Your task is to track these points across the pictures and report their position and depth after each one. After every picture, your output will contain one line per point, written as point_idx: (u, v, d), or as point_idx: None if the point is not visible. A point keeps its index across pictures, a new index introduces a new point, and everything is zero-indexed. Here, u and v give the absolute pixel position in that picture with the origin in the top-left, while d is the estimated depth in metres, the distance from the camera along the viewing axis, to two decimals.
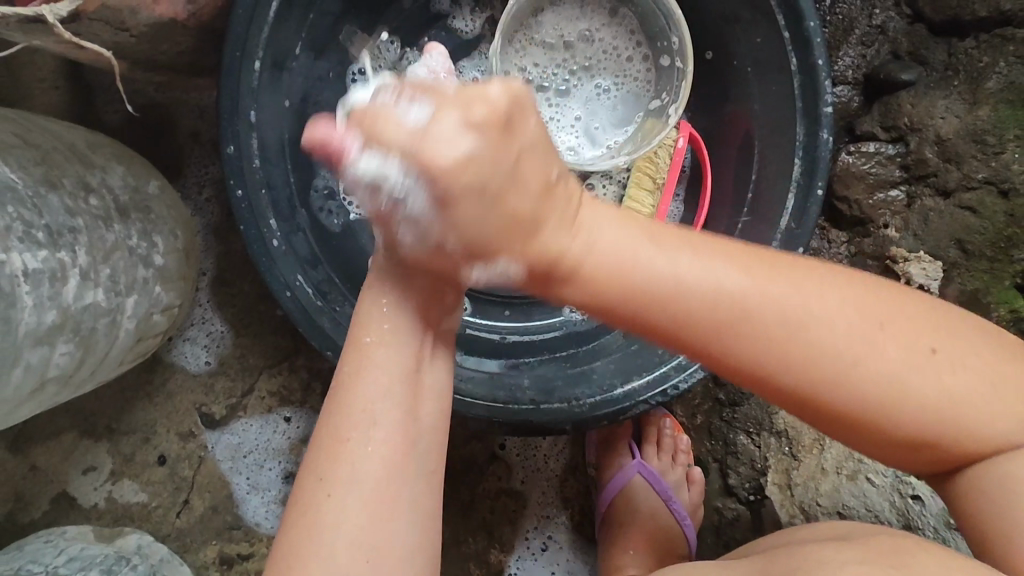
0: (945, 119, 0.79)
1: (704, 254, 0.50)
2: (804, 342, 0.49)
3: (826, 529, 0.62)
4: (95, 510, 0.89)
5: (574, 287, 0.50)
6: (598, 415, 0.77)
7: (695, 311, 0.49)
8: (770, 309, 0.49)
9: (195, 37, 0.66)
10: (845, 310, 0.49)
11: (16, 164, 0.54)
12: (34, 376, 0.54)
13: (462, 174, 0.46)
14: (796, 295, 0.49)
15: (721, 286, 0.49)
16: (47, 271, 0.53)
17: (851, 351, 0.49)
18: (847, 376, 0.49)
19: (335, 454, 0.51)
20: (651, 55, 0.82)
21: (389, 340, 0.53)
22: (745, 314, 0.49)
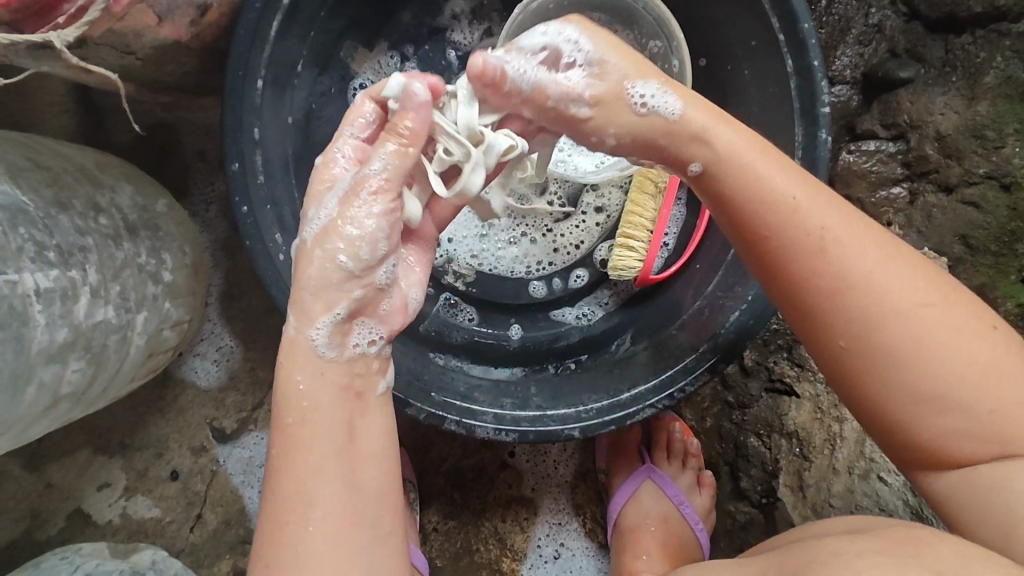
0: (943, 115, 0.79)
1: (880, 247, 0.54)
2: (841, 262, 0.53)
3: (835, 523, 0.63)
4: (109, 526, 0.90)
5: (755, 238, 0.56)
6: (607, 420, 0.76)
7: (770, 213, 0.54)
8: (837, 280, 0.53)
9: (198, 58, 0.67)
10: (915, 291, 0.52)
11: (28, 187, 0.55)
12: (47, 393, 0.55)
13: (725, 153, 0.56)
14: (861, 239, 0.54)
15: (843, 238, 0.53)
16: (58, 289, 0.54)
17: (896, 345, 0.51)
18: (890, 344, 0.51)
19: (280, 537, 0.51)
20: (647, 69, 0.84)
21: (313, 414, 0.53)
22: (778, 217, 0.54)
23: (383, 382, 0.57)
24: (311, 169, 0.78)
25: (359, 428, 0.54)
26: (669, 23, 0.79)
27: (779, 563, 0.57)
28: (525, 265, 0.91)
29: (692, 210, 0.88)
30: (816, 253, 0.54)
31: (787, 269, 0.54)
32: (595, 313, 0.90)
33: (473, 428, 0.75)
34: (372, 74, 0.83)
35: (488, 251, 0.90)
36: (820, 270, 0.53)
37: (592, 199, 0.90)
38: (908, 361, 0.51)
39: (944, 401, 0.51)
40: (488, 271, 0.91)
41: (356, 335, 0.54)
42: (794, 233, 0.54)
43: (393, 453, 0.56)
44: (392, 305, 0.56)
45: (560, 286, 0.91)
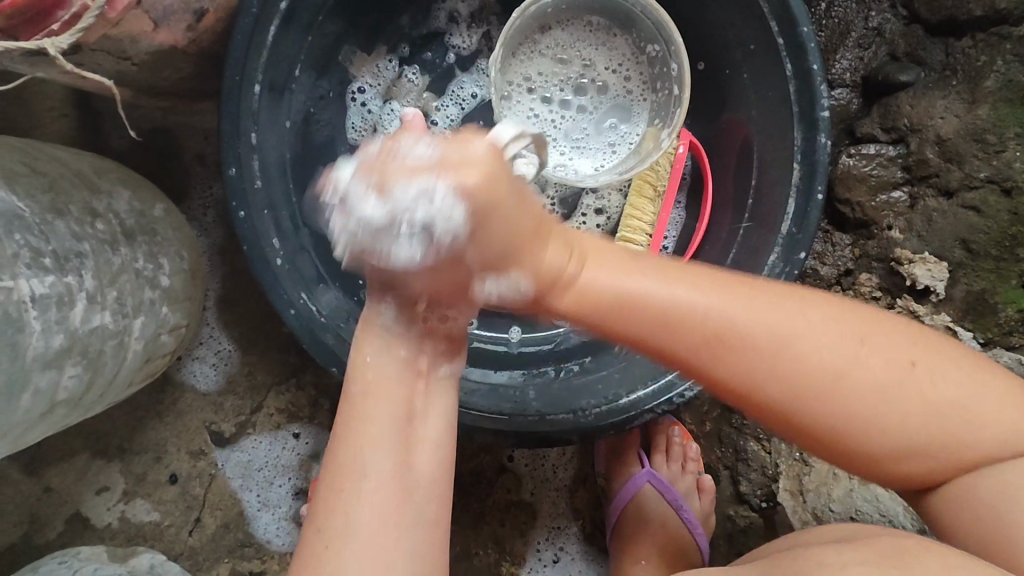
0: (944, 119, 0.79)
1: (783, 317, 0.51)
2: (770, 357, 0.50)
3: (827, 531, 0.62)
4: (108, 530, 0.90)
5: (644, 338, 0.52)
6: (606, 424, 0.77)
7: (678, 334, 0.51)
8: (768, 363, 0.50)
9: (196, 62, 0.67)
10: (833, 348, 0.50)
11: (24, 193, 0.55)
12: (44, 399, 0.55)
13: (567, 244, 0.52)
14: (771, 315, 0.51)
15: (754, 331, 0.50)
16: (55, 296, 0.54)
17: (838, 407, 0.51)
18: (837, 414, 0.51)
19: (333, 505, 0.52)
20: (645, 72, 0.84)
21: (378, 389, 0.55)
22: (693, 345, 0.51)
23: (448, 365, 0.58)
24: (309, 173, 0.78)
25: (418, 409, 0.56)
26: (667, 26, 0.77)
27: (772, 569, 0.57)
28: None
29: (691, 214, 0.88)
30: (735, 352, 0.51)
31: (721, 371, 0.52)
32: None
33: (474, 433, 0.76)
34: (370, 78, 0.84)
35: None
36: (753, 377, 0.51)
37: (591, 201, 0.89)
38: (846, 418, 0.51)
39: (886, 434, 0.52)
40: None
41: (423, 315, 0.57)
42: (706, 336, 0.51)
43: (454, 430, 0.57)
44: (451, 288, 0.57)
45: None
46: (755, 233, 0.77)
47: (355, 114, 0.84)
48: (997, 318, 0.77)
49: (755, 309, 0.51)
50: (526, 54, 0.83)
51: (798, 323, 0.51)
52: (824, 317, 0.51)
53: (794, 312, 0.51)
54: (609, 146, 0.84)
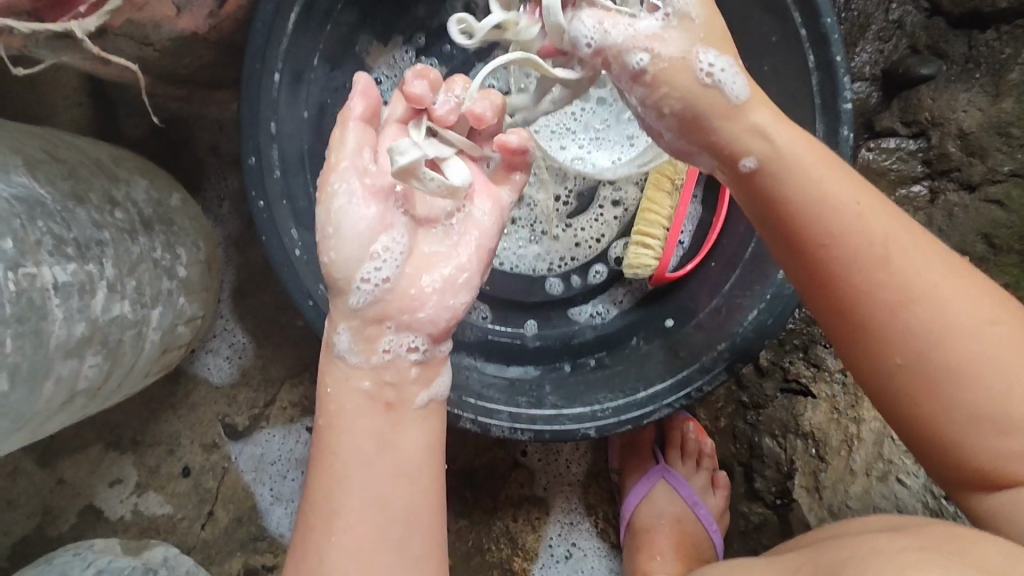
0: (966, 112, 0.78)
1: (942, 270, 0.54)
2: (858, 234, 0.54)
3: (865, 520, 0.63)
4: (121, 523, 0.89)
5: (804, 197, 0.54)
6: (620, 419, 0.76)
7: (836, 224, 0.54)
8: (913, 303, 0.53)
9: (215, 51, 0.67)
10: (975, 312, 0.53)
11: (45, 180, 0.55)
12: (65, 388, 0.55)
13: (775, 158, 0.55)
14: (884, 217, 0.54)
15: (911, 264, 0.53)
16: (76, 283, 0.54)
17: (961, 368, 0.52)
18: (959, 368, 0.52)
19: (306, 542, 0.54)
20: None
21: (348, 424, 0.55)
22: (852, 235, 0.54)
23: (424, 392, 0.56)
24: None
25: (391, 442, 0.55)
26: None
27: (813, 557, 0.57)
28: (546, 262, 0.90)
29: (708, 208, 0.86)
30: (852, 275, 0.54)
31: (861, 277, 0.54)
32: (609, 312, 0.89)
33: (488, 427, 0.75)
34: (386, 68, 0.83)
35: (508, 250, 0.89)
36: (893, 294, 0.53)
37: (609, 192, 0.88)
38: (970, 386, 0.52)
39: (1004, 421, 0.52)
40: (509, 270, 0.89)
41: (381, 342, 0.54)
42: (865, 245, 0.54)
43: (428, 463, 0.56)
44: (418, 314, 0.54)
45: (578, 283, 0.90)
46: None
47: None
48: None
49: (917, 252, 0.54)
50: None
51: (950, 280, 0.53)
52: (976, 293, 0.54)
53: (946, 270, 0.54)
54: (627, 139, 0.84)
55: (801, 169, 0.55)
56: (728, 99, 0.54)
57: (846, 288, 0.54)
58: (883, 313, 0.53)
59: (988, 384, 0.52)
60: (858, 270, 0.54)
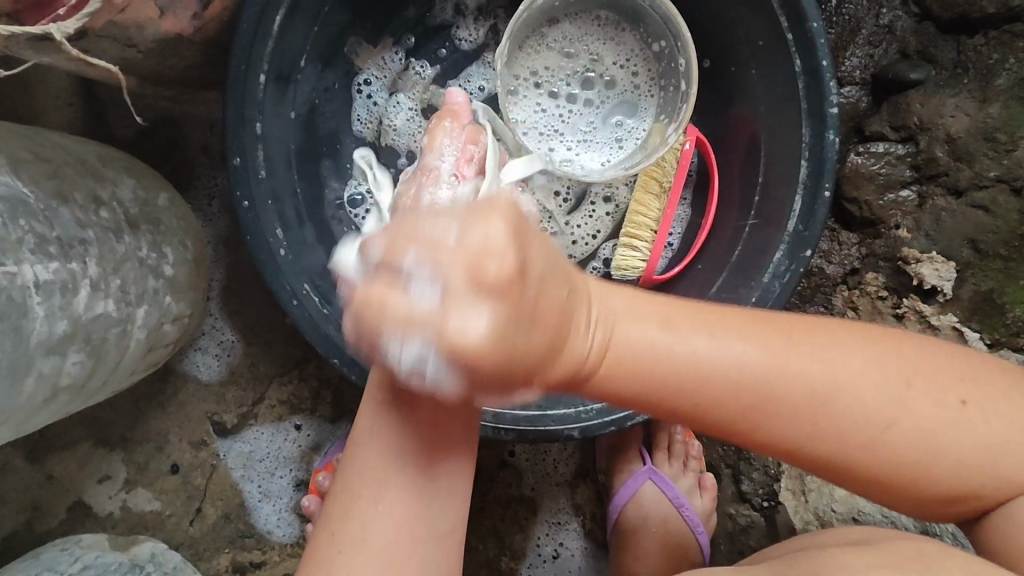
0: (954, 118, 0.78)
1: (816, 358, 0.53)
2: (765, 380, 0.52)
3: (838, 533, 0.62)
4: (110, 519, 0.90)
5: (660, 370, 0.51)
6: (607, 421, 0.75)
7: (697, 390, 0.52)
8: (820, 410, 0.53)
9: (202, 52, 0.67)
10: (876, 387, 0.53)
11: (28, 179, 0.55)
12: (46, 385, 0.55)
13: (619, 318, 0.50)
14: (786, 362, 0.52)
15: (779, 375, 0.52)
16: (58, 282, 0.54)
17: (903, 463, 0.54)
18: (888, 451, 0.53)
19: (357, 498, 0.58)
20: (653, 69, 0.83)
21: (399, 403, 0.58)
22: (716, 387, 0.52)
23: None
24: (314, 166, 0.78)
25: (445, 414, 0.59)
26: (674, 20, 0.76)
27: (783, 570, 0.57)
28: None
29: (696, 210, 0.87)
30: (745, 403, 0.53)
31: (766, 416, 0.53)
32: None
33: None
34: (376, 70, 0.83)
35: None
36: (803, 402, 0.53)
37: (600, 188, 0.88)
38: (899, 475, 0.55)
39: (937, 482, 0.55)
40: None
41: None
42: (727, 375, 0.52)
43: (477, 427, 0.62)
44: None
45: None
46: (762, 231, 0.77)
47: (360, 107, 0.83)
48: (1004, 319, 0.77)
49: (783, 352, 0.52)
50: (537, 46, 0.83)
51: (837, 361, 0.53)
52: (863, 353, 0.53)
53: (830, 369, 0.52)
54: (616, 142, 0.84)
55: (647, 350, 0.51)
56: None
57: (796, 445, 0.55)
58: (789, 447, 0.55)
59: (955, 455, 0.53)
60: (739, 408, 0.53)
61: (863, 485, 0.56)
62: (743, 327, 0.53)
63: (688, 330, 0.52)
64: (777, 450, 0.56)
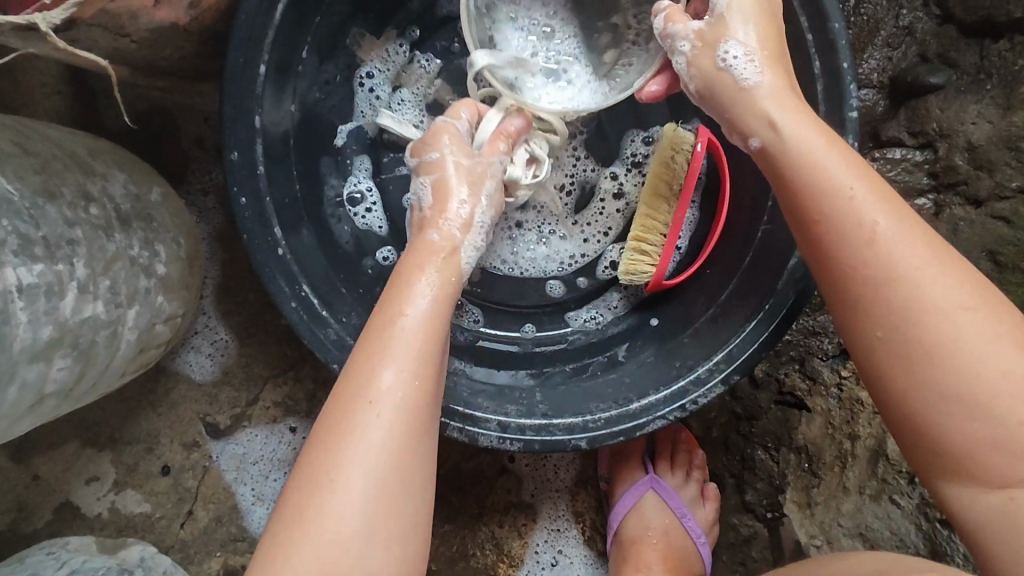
0: (976, 125, 0.76)
1: (938, 262, 0.53)
2: (865, 227, 0.54)
3: (875, 558, 0.61)
4: (98, 521, 0.87)
5: (789, 157, 0.58)
6: (613, 430, 0.72)
7: (818, 188, 0.56)
8: (906, 288, 0.52)
9: (198, 43, 0.64)
10: (966, 315, 0.51)
11: (12, 175, 0.52)
12: (30, 393, 0.52)
13: (802, 142, 0.58)
14: (905, 239, 0.53)
15: (896, 241, 0.53)
16: (44, 285, 0.51)
17: (930, 372, 0.51)
18: (935, 361, 0.51)
19: (336, 430, 0.52)
20: (647, 7, 0.72)
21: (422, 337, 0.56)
22: (834, 198, 0.55)
23: None
24: (311, 162, 0.75)
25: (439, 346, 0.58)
26: None
27: None
28: (556, 262, 0.88)
29: (705, 215, 0.84)
30: (847, 226, 0.55)
31: (850, 249, 0.54)
32: (603, 317, 0.86)
33: (476, 436, 0.72)
34: (379, 63, 0.79)
35: (516, 254, 0.87)
36: (881, 264, 0.53)
37: (609, 185, 0.86)
38: (926, 385, 0.52)
39: (969, 422, 0.51)
40: (518, 274, 0.88)
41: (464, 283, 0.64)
42: (844, 205, 0.55)
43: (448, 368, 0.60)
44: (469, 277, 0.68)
45: (585, 284, 0.87)
46: (774, 237, 0.75)
47: (363, 100, 0.80)
48: None
49: (911, 238, 0.54)
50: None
51: (949, 279, 0.52)
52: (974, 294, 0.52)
53: (948, 276, 0.53)
54: (580, 68, 0.74)
55: (868, 203, 0.54)
56: (735, 83, 0.61)
57: (868, 297, 0.54)
58: (863, 296, 0.54)
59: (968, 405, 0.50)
60: (839, 224, 0.55)
61: (896, 382, 0.53)
62: (901, 209, 0.55)
63: (892, 208, 0.54)
64: (853, 294, 0.55)
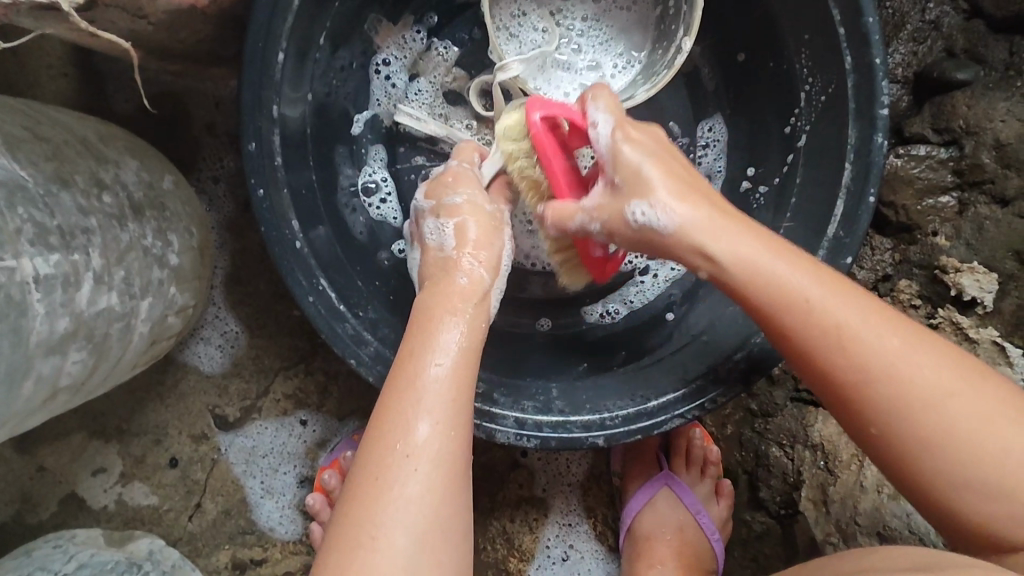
0: (1005, 123, 0.75)
1: (870, 318, 0.53)
2: (800, 302, 0.54)
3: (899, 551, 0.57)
4: (104, 513, 0.86)
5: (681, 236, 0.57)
6: (630, 428, 0.72)
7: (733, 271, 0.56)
8: (848, 350, 0.53)
9: (215, 26, 0.62)
10: (916, 367, 0.52)
11: (26, 161, 0.50)
12: (45, 387, 0.51)
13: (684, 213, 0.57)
14: (837, 303, 0.54)
15: (829, 307, 0.53)
16: (60, 275, 0.49)
17: (901, 428, 0.52)
18: (902, 419, 0.51)
19: (386, 437, 0.51)
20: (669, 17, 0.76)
21: (459, 361, 0.55)
22: (755, 277, 0.55)
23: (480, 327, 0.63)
24: (328, 151, 0.74)
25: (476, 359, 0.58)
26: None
27: None
28: None
29: None
30: (783, 301, 0.55)
31: (784, 318, 0.55)
32: (620, 312, 0.85)
33: (493, 433, 0.72)
34: (395, 49, 0.78)
35: (535, 248, 0.85)
36: (823, 327, 0.53)
37: None
38: (907, 442, 0.52)
39: (950, 471, 0.51)
40: (538, 268, 0.86)
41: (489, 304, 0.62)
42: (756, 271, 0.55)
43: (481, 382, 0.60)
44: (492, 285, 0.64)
45: None
46: (798, 234, 0.74)
47: (377, 89, 0.78)
48: None
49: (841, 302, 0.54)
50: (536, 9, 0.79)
51: (890, 336, 0.53)
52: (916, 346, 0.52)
53: (884, 332, 0.53)
54: (600, 74, 0.79)
55: (778, 268, 0.55)
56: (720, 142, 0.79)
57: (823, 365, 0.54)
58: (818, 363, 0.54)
59: (986, 485, 0.50)
60: (770, 298, 0.55)
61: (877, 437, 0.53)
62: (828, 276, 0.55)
63: (810, 274, 0.55)
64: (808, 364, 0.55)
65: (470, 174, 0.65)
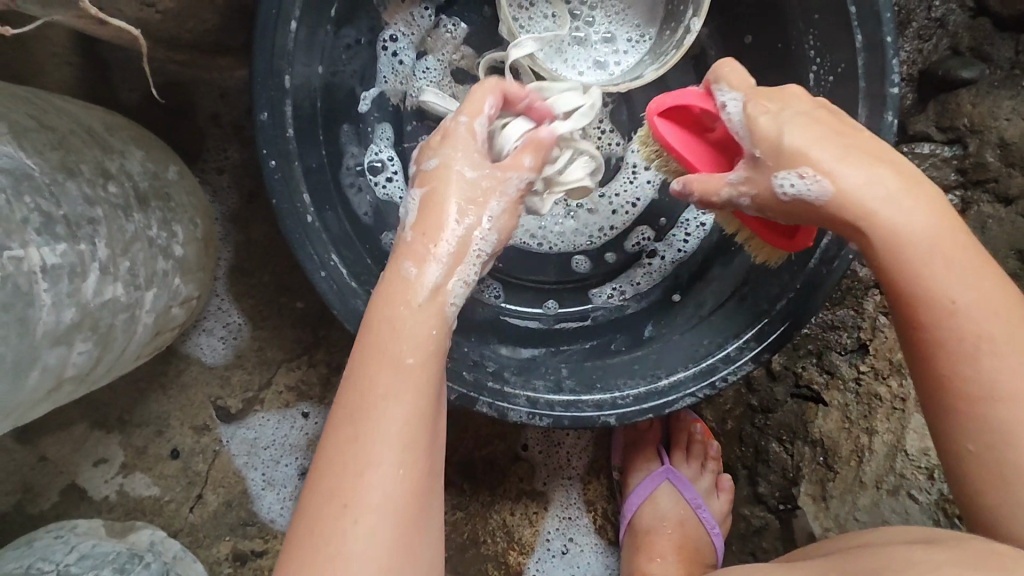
0: (1010, 121, 0.75)
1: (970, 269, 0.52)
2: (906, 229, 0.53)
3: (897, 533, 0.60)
4: (105, 504, 0.86)
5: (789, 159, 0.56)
6: (642, 409, 0.72)
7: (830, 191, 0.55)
8: (926, 286, 0.52)
9: (222, 15, 0.62)
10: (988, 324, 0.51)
11: (32, 149, 0.50)
12: (51, 377, 0.51)
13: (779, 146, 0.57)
14: (935, 241, 0.52)
15: (926, 240, 0.52)
16: (67, 266, 0.49)
17: (950, 371, 0.51)
18: (957, 364, 0.51)
19: (350, 440, 0.49)
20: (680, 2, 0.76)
21: (424, 369, 0.52)
22: (856, 199, 0.54)
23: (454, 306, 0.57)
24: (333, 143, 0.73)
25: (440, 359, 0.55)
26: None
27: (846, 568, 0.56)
28: (584, 236, 0.87)
29: None
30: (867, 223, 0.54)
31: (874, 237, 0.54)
32: (626, 289, 0.86)
33: (506, 411, 0.70)
34: (403, 26, 0.77)
35: (544, 228, 0.86)
36: (917, 254, 0.52)
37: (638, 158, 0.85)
38: (950, 387, 0.51)
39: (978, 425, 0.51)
40: (546, 249, 0.87)
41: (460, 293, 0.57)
42: (865, 197, 0.54)
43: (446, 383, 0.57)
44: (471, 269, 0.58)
45: (613, 259, 0.87)
46: None
47: (385, 66, 0.78)
48: None
49: (948, 241, 0.52)
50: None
51: (978, 286, 0.51)
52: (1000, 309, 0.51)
53: (977, 283, 0.51)
54: (613, 51, 0.79)
55: (891, 200, 0.54)
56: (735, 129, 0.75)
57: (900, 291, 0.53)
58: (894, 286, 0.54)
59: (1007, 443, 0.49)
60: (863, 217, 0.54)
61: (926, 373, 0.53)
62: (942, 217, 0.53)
63: (924, 213, 0.53)
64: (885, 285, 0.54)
65: (463, 137, 0.60)
